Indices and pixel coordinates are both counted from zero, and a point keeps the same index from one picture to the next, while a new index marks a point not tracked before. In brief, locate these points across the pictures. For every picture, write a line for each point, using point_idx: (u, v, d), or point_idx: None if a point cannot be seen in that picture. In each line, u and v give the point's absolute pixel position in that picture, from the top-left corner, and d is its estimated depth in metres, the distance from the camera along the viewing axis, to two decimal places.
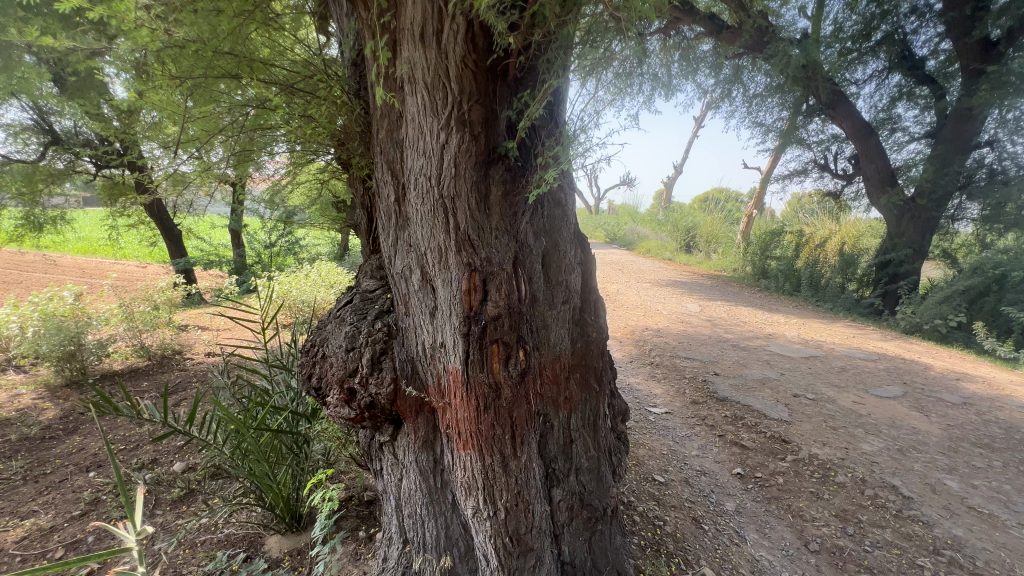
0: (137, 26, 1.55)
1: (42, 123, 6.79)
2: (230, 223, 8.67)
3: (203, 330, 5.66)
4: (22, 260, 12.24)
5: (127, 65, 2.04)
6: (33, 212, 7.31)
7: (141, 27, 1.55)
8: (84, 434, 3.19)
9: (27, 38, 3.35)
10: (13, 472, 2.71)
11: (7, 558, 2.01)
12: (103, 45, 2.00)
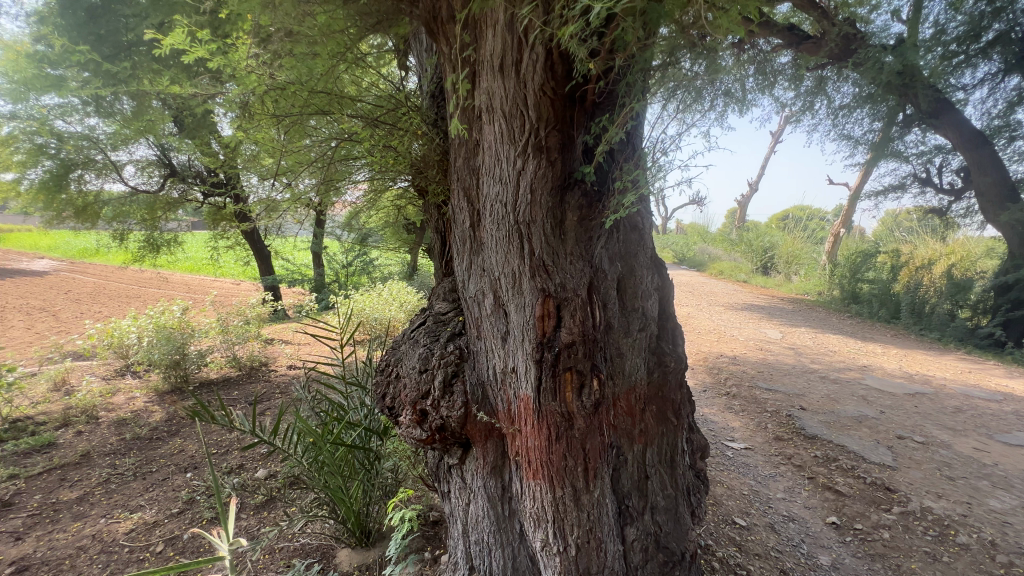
0: (247, 72, 1.74)
1: (164, 158, 7.73)
2: (313, 245, 9.38)
3: (287, 344, 6.11)
4: (143, 278, 14.03)
5: (234, 107, 2.30)
6: (153, 235, 8.39)
7: (250, 73, 1.74)
8: (183, 437, 3.52)
9: (157, 88, 3.90)
10: (125, 469, 3.03)
11: (118, 547, 2.23)
12: (215, 90, 2.26)
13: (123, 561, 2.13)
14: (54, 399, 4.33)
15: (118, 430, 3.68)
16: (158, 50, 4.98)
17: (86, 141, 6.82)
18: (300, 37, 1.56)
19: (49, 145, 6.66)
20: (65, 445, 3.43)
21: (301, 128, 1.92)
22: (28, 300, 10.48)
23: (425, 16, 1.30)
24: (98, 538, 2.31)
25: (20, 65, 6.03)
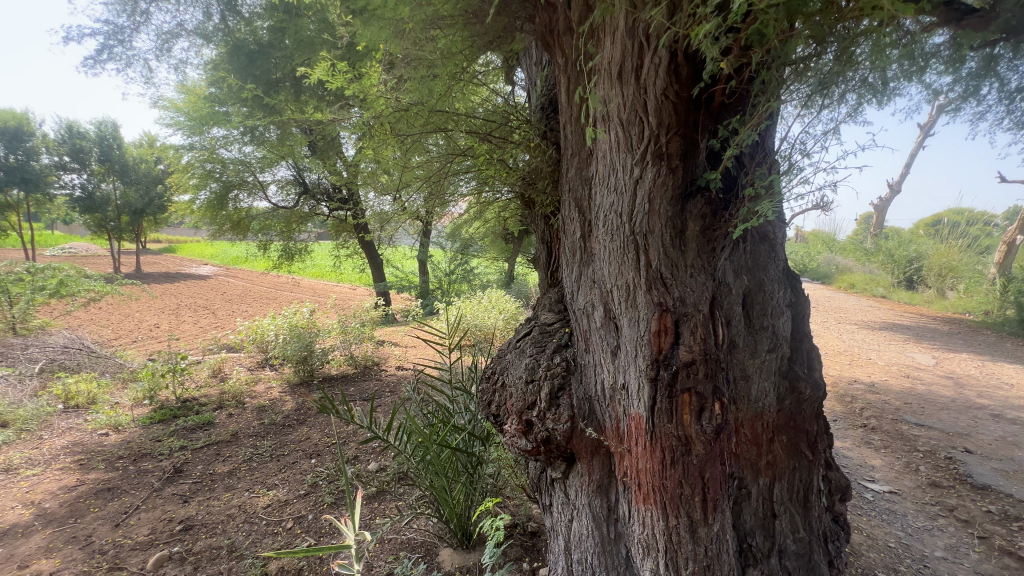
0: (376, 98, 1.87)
1: (299, 178, 8.79)
2: (420, 254, 10.03)
3: (395, 346, 6.58)
4: (280, 283, 16.12)
5: (358, 130, 2.53)
6: (289, 245, 9.60)
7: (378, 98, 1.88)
8: (309, 426, 3.93)
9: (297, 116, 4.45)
10: (264, 450, 3.46)
11: (258, 519, 2.54)
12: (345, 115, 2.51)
13: (261, 532, 2.42)
14: (212, 384, 5.11)
15: (258, 415, 4.23)
16: (296, 83, 5.69)
17: (240, 166, 8.04)
18: (422, 61, 1.68)
19: (215, 170, 8.01)
20: (220, 425, 4.02)
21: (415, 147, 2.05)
22: (196, 300, 12.57)
23: (542, 30, 1.34)
24: (242, 508, 2.65)
25: (198, 105, 7.36)
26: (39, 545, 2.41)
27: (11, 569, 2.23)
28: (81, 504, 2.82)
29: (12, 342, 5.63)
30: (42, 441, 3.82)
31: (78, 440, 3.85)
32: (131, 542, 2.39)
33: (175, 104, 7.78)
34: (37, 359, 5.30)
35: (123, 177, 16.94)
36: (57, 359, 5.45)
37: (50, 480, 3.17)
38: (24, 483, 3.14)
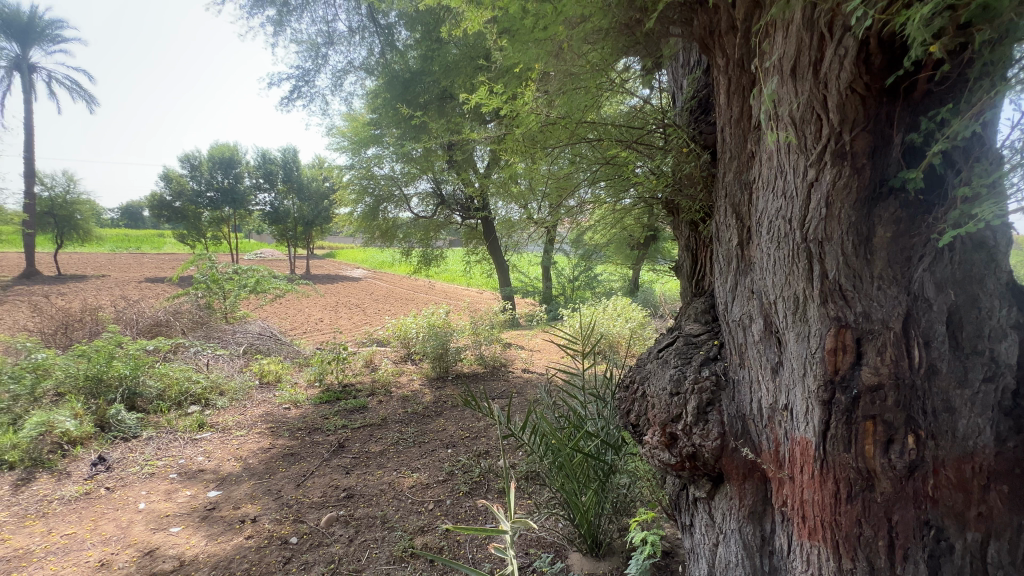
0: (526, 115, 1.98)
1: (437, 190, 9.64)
2: (544, 260, 10.25)
3: (521, 349, 6.81)
4: (418, 286, 17.78)
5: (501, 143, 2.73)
6: (427, 251, 10.57)
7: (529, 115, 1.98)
8: (445, 417, 4.26)
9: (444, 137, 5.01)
10: (409, 435, 3.85)
11: (404, 497, 2.84)
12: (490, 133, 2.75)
13: (408, 509, 2.69)
14: (365, 372, 5.84)
15: (402, 404, 4.71)
16: (439, 104, 6.27)
17: (390, 180, 9.11)
18: (570, 76, 1.77)
19: (369, 185, 9.21)
20: (372, 409, 4.58)
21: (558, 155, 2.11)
22: (351, 299, 14.49)
23: (700, 32, 1.34)
24: (392, 485, 2.99)
25: (359, 130, 8.53)
26: (245, 492, 3.00)
27: (228, 508, 2.81)
28: (273, 464, 3.44)
29: (226, 328, 7.11)
30: (245, 409, 4.75)
31: (269, 411, 4.70)
32: (308, 500, 2.84)
33: (341, 131, 9.13)
34: (242, 342, 6.62)
35: (300, 194, 20.36)
36: (255, 343, 6.74)
37: (251, 441, 3.93)
38: (235, 441, 3.94)
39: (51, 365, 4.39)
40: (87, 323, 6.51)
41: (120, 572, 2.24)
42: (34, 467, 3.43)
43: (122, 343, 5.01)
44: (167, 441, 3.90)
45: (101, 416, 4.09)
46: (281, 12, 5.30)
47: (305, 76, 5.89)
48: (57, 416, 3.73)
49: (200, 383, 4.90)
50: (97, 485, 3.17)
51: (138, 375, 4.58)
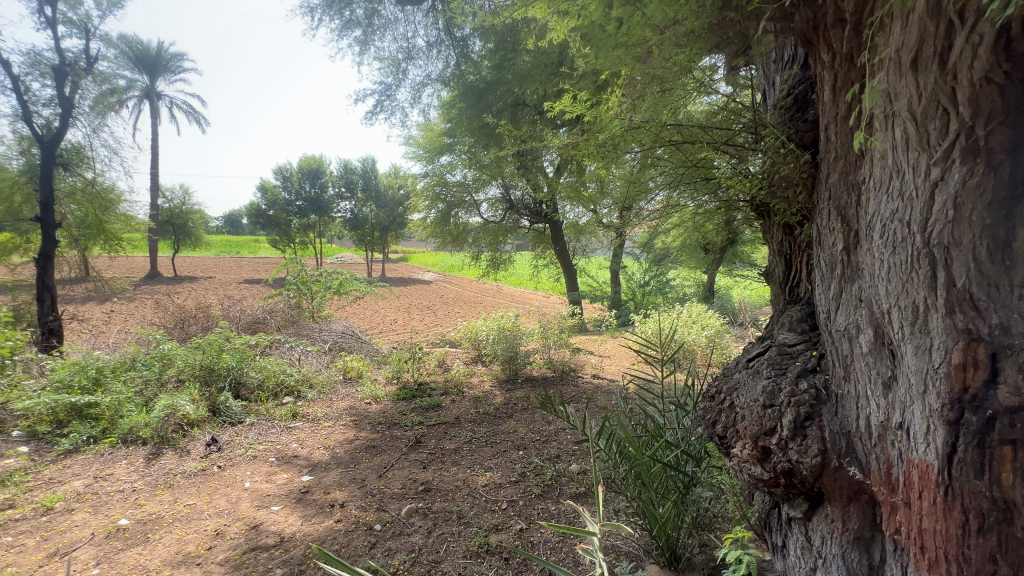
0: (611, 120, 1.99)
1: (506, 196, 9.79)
2: (613, 264, 10.05)
3: (590, 354, 6.72)
4: (485, 290, 18.12)
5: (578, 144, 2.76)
6: (496, 256, 10.77)
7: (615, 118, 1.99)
8: (516, 419, 4.32)
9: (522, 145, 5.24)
10: (481, 435, 3.95)
11: (478, 494, 2.92)
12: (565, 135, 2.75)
13: (483, 506, 2.76)
14: (438, 372, 6.06)
15: (474, 404, 4.84)
16: (512, 112, 6.39)
17: (461, 187, 9.41)
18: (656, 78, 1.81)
19: (442, 192, 9.58)
20: (445, 408, 4.75)
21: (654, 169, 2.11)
22: (423, 302, 15.10)
23: (803, 27, 1.36)
24: (467, 482, 3.08)
25: (433, 140, 8.91)
26: (334, 479, 3.24)
27: (319, 492, 3.05)
28: (357, 454, 3.68)
29: (313, 326, 7.71)
30: (331, 402, 5.11)
31: (352, 405, 5.03)
32: (389, 491, 3.01)
33: (416, 141, 9.57)
34: (327, 340, 7.13)
35: (377, 202, 21.60)
36: (338, 341, 7.24)
37: (338, 432, 4.23)
38: (324, 431, 4.26)
39: (173, 355, 5.00)
40: (200, 319, 7.34)
41: (232, 542, 2.51)
42: (161, 444, 3.93)
43: (229, 338, 5.60)
44: (266, 427, 4.30)
45: (213, 402, 4.60)
46: (367, 32, 5.68)
47: (387, 91, 6.27)
48: (178, 400, 4.25)
49: (293, 376, 5.36)
50: (211, 464, 3.57)
51: (242, 367, 5.10)
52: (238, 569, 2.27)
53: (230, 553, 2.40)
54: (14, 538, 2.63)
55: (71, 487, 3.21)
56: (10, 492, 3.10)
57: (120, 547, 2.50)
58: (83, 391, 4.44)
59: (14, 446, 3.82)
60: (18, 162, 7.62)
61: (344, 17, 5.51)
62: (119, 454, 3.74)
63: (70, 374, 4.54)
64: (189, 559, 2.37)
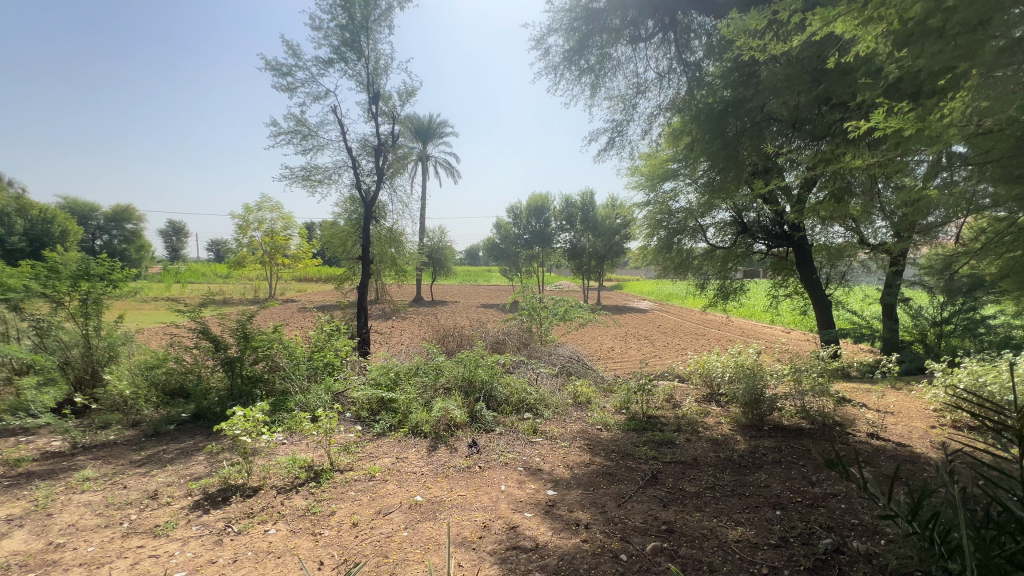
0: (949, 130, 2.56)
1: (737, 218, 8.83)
2: (890, 296, 8.02)
3: (865, 409, 5.40)
4: (711, 322, 16.64)
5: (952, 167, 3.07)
6: (726, 284, 9.82)
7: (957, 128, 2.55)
8: (767, 473, 3.78)
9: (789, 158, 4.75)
10: (726, 483, 3.61)
11: (731, 550, 2.66)
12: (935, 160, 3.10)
13: (737, 565, 2.50)
14: (667, 408, 5.80)
15: (713, 447, 4.45)
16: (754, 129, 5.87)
17: (687, 213, 8.99)
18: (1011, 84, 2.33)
19: (664, 219, 9.38)
20: (680, 446, 4.50)
21: (1008, 178, 2.49)
22: (641, 331, 14.78)
23: None
24: (715, 533, 2.84)
25: (657, 168, 8.83)
26: (577, 499, 3.41)
27: (564, 508, 3.26)
28: (594, 479, 3.80)
29: (543, 349, 8.37)
30: (565, 423, 5.43)
31: (584, 429, 5.24)
32: (631, 523, 3.00)
33: (640, 171, 9.61)
34: (557, 363, 7.64)
35: (595, 232, 22.31)
36: (567, 365, 7.67)
37: (574, 453, 4.46)
38: (562, 450, 4.55)
39: (443, 366, 6.13)
40: (456, 336, 8.80)
41: (496, 536, 2.89)
42: (437, 439, 4.82)
43: (482, 355, 6.55)
44: (512, 438, 4.85)
45: (471, 410, 5.42)
46: (599, 76, 6.13)
47: (617, 127, 6.57)
48: (448, 404, 5.17)
49: (532, 394, 5.91)
50: (474, 463, 4.20)
51: (492, 382, 5.88)
52: (504, 563, 2.59)
53: (496, 546, 2.76)
54: (355, 494, 3.60)
55: (384, 462, 4.23)
56: (350, 458, 4.26)
57: (419, 518, 3.16)
58: (387, 388, 5.82)
59: (349, 424, 5.25)
60: (351, 217, 10.67)
61: (580, 68, 6.09)
62: (410, 442, 4.75)
63: (379, 374, 6.03)
64: (466, 542, 2.82)
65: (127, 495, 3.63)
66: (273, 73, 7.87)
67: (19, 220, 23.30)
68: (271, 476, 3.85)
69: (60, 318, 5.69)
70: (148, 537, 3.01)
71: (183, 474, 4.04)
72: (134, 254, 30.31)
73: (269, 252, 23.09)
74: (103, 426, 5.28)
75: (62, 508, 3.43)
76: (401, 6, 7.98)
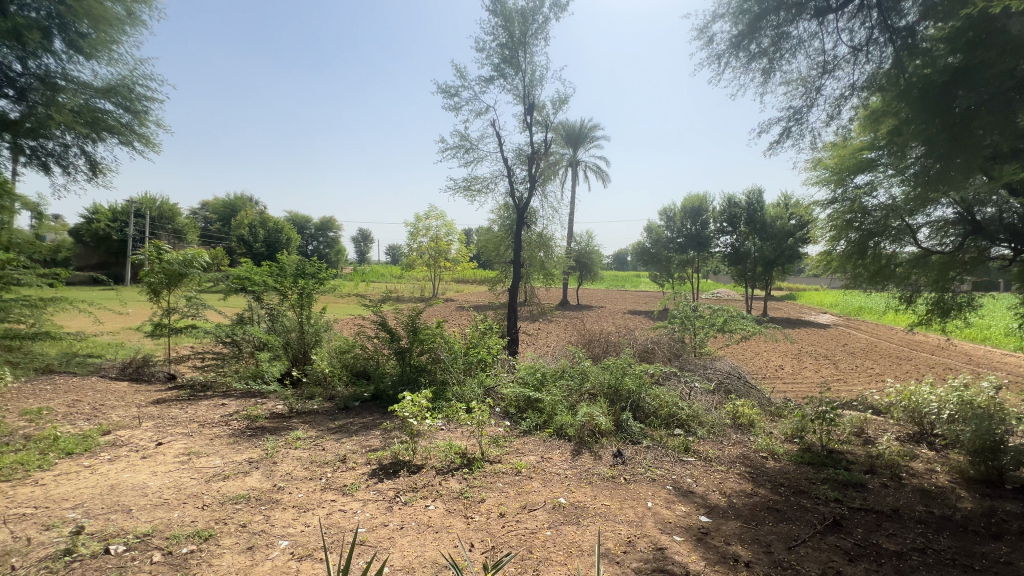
0: None
1: (963, 217, 6.72)
2: None
3: None
4: (920, 344, 13.52)
5: None
6: (944, 297, 7.85)
7: None
8: (1010, 546, 2.91)
9: None
10: (943, 548, 2.88)
11: None
12: None
13: None
14: (857, 444, 4.85)
15: (923, 500, 3.58)
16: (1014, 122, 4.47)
17: (888, 210, 7.36)
18: None
19: (856, 219, 7.90)
20: (873, 492, 3.74)
21: None
22: (820, 349, 12.63)
23: None
24: None
25: (847, 160, 7.47)
26: (735, 532, 3.07)
27: (720, 539, 2.96)
28: (757, 513, 3.37)
29: (697, 361, 7.72)
30: (722, 445, 4.93)
31: (746, 454, 4.69)
32: (806, 572, 2.58)
33: (824, 164, 8.25)
34: (714, 378, 6.97)
35: (763, 235, 19.84)
36: (725, 382, 6.94)
37: (732, 479, 4.03)
38: (717, 474, 4.14)
39: (589, 371, 6.06)
40: (603, 342, 8.65)
41: (641, 554, 2.76)
42: (581, 444, 4.80)
43: (630, 363, 6.32)
44: (661, 454, 4.58)
45: (618, 419, 5.27)
46: (773, 60, 5.45)
47: (795, 115, 5.77)
48: (593, 410, 5.10)
49: (684, 409, 5.49)
50: (619, 474, 4.08)
51: (640, 392, 5.63)
52: None
53: (641, 565, 2.63)
54: (502, 485, 3.79)
55: (529, 460, 4.36)
56: (499, 451, 4.51)
57: (562, 520, 3.19)
58: (534, 388, 5.99)
59: (499, 419, 5.56)
60: (505, 223, 11.31)
61: (750, 54, 5.52)
62: (555, 444, 4.82)
63: (527, 374, 6.24)
64: (609, 554, 2.74)
65: (325, 455, 4.41)
66: (443, 95, 8.79)
67: (262, 230, 30.14)
68: (432, 458, 4.28)
69: (286, 307, 7.19)
70: (339, 493, 3.59)
71: (364, 444, 4.73)
72: (334, 257, 36.76)
73: (434, 255, 25.83)
74: (310, 396, 6.50)
75: (283, 459, 4.32)
76: (557, 17, 8.20)
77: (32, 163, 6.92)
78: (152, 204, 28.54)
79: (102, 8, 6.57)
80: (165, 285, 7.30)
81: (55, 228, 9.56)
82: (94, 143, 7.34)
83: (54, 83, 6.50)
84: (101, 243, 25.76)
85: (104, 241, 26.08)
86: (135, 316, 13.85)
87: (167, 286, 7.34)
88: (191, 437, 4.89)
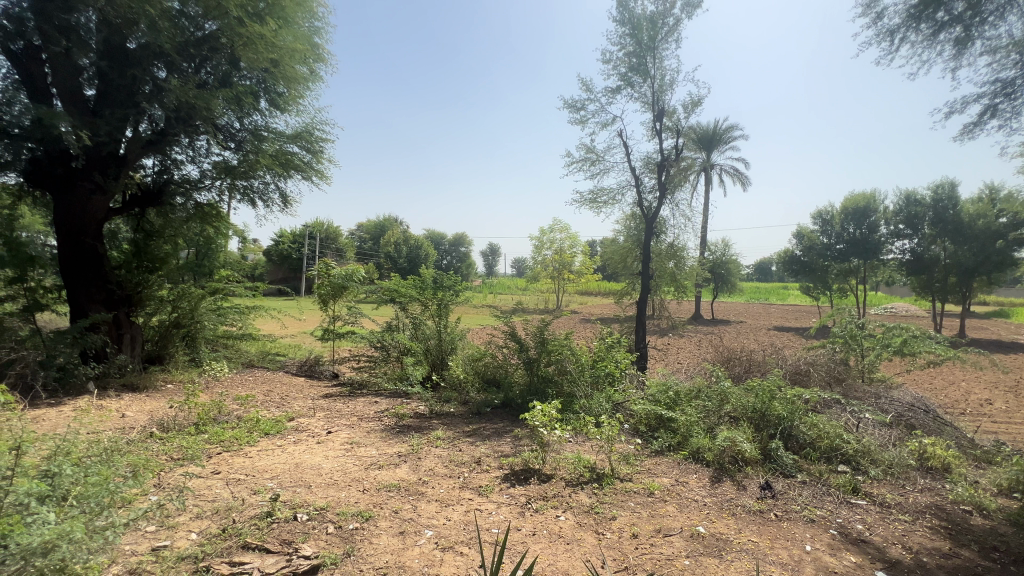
0: None
1: None
2: None
3: None
4: None
5: None
6: None
7: None
8: None
9: None
10: None
11: None
12: None
13: None
14: None
15: None
16: None
17: None
18: None
19: None
20: None
21: None
22: None
23: None
24: None
25: None
26: None
27: None
28: None
29: (868, 389, 6.57)
30: (903, 491, 4.13)
31: (937, 504, 3.87)
32: None
33: None
34: (890, 410, 5.87)
35: (957, 238, 16.19)
36: (906, 415, 5.79)
37: (921, 532, 3.35)
38: (899, 523, 3.48)
39: (729, 393, 5.52)
40: (744, 361, 7.85)
41: None
42: (721, 471, 4.42)
43: (781, 386, 5.62)
44: (821, 492, 3.99)
45: (765, 447, 4.73)
46: (971, 26, 4.51)
47: (1004, 88, 4.68)
48: (735, 434, 4.65)
49: (850, 443, 4.72)
50: (768, 508, 3.67)
51: (793, 419, 4.98)
52: None
53: None
54: (634, 505, 3.66)
55: (663, 481, 4.14)
56: (630, 470, 4.36)
57: (703, 551, 2.97)
58: (666, 406, 5.67)
59: (629, 436, 5.40)
60: (631, 233, 11.02)
61: (936, 23, 4.65)
62: (690, 468, 4.51)
63: (657, 392, 5.94)
64: None
65: (462, 456, 4.73)
66: (569, 110, 8.96)
67: (405, 246, 33.72)
68: (561, 469, 4.32)
69: (426, 317, 7.88)
70: (476, 493, 3.82)
71: (496, 449, 4.97)
72: (466, 270, 39.43)
73: (557, 267, 26.23)
74: (446, 400, 7.04)
75: (426, 455, 4.74)
76: (690, 16, 7.83)
77: (244, 200, 8.74)
78: (321, 227, 33.83)
79: (295, 71, 8.02)
80: (331, 295, 8.57)
81: (255, 249, 11.83)
82: (286, 180, 8.97)
83: (260, 135, 8.13)
84: (286, 261, 31.36)
85: (287, 259, 31.62)
86: (309, 321, 16.47)
87: (333, 296, 8.60)
88: (352, 428, 5.64)
